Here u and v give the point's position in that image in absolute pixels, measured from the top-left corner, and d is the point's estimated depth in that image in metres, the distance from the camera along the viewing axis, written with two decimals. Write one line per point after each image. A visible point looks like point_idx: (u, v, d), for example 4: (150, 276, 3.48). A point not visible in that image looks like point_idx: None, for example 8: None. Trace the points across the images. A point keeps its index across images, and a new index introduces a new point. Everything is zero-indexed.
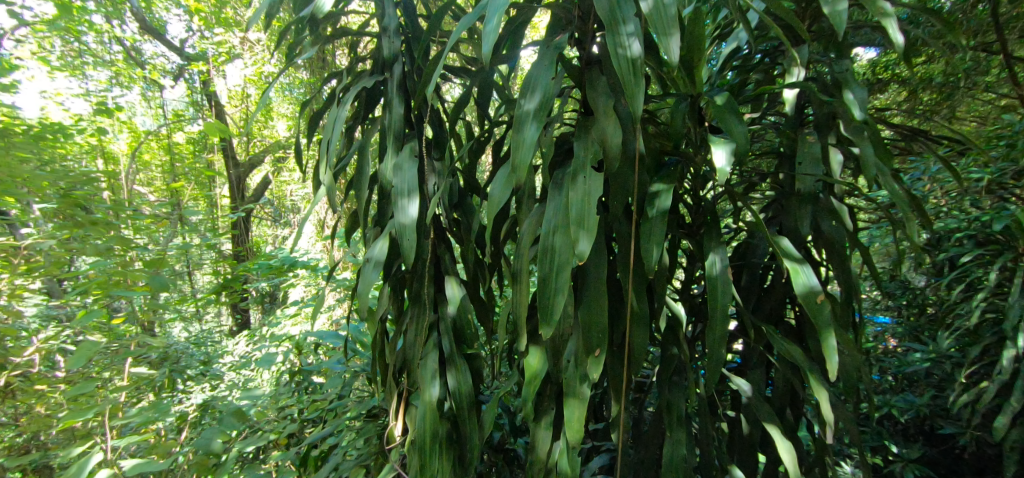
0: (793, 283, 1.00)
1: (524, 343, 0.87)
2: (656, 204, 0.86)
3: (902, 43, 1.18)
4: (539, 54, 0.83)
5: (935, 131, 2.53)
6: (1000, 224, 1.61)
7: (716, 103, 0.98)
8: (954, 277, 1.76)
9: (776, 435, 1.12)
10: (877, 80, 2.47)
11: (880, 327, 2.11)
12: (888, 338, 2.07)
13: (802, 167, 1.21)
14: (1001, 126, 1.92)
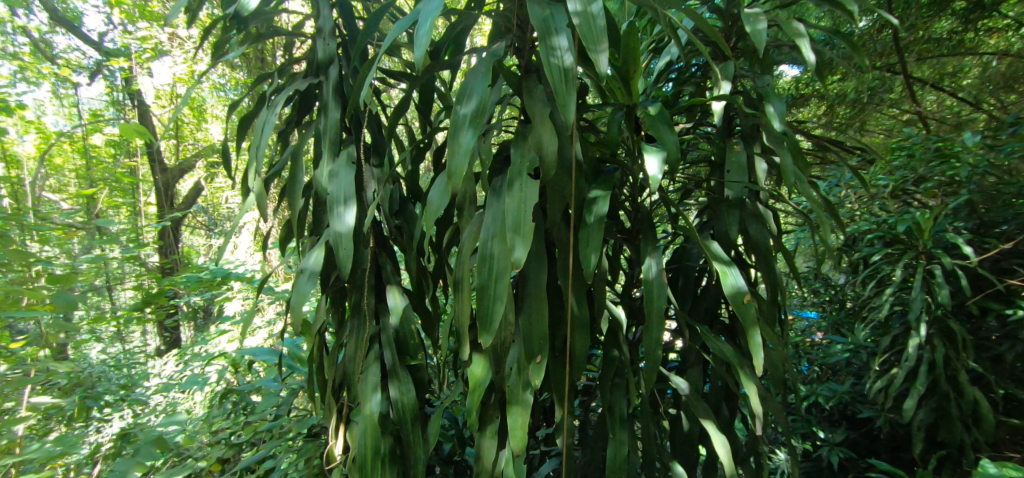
0: (723, 284, 1.05)
1: (465, 351, 0.86)
2: (594, 210, 0.88)
3: (815, 61, 1.27)
4: (475, 61, 0.83)
5: (849, 142, 2.75)
6: (905, 225, 1.77)
7: (648, 113, 1.01)
8: (869, 274, 1.90)
9: (712, 430, 1.17)
10: (798, 94, 2.66)
11: (807, 322, 2.25)
12: (814, 331, 2.22)
13: (730, 175, 1.29)
14: (905, 137, 2.11)
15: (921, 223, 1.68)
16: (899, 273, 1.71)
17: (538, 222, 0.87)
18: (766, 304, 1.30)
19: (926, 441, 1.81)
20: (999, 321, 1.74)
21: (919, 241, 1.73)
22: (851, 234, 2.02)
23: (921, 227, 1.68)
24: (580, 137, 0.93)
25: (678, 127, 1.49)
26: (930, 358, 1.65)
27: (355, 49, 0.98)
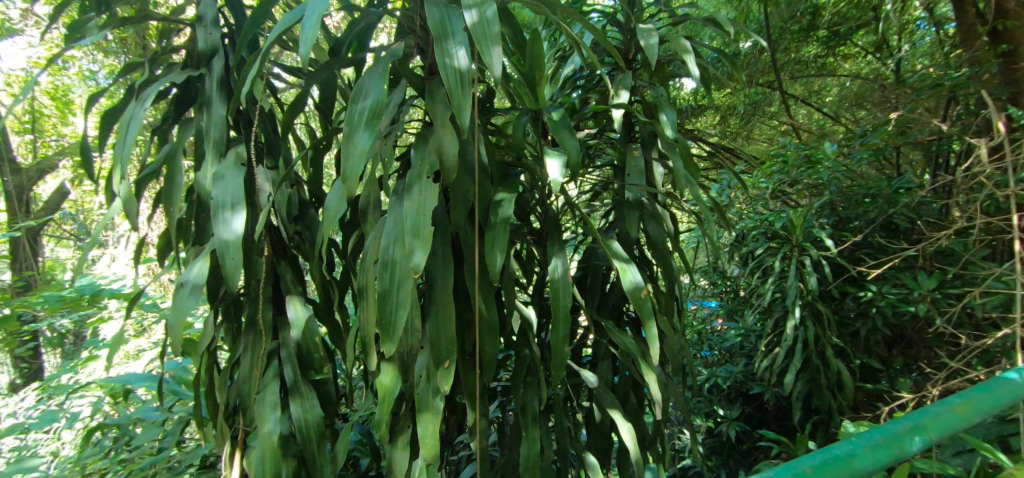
0: (622, 281, 1.10)
1: (371, 360, 0.82)
2: (499, 213, 0.89)
3: (701, 74, 1.38)
4: (373, 61, 0.80)
5: (741, 148, 3.07)
6: (781, 222, 1.99)
7: (552, 118, 1.04)
8: (755, 267, 2.09)
9: (618, 419, 1.22)
10: (695, 103, 2.84)
11: (709, 310, 2.48)
12: (714, 319, 2.42)
13: (630, 178, 1.36)
14: (781, 146, 2.36)
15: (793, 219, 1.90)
16: (777, 264, 1.91)
17: (444, 226, 0.86)
18: (664, 298, 1.39)
19: (803, 409, 2.07)
20: (854, 300, 2.05)
21: (792, 236, 1.94)
22: (740, 231, 2.22)
23: (793, 223, 1.90)
24: (485, 140, 0.93)
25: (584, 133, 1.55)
26: (802, 337, 1.87)
27: (240, 41, 0.91)
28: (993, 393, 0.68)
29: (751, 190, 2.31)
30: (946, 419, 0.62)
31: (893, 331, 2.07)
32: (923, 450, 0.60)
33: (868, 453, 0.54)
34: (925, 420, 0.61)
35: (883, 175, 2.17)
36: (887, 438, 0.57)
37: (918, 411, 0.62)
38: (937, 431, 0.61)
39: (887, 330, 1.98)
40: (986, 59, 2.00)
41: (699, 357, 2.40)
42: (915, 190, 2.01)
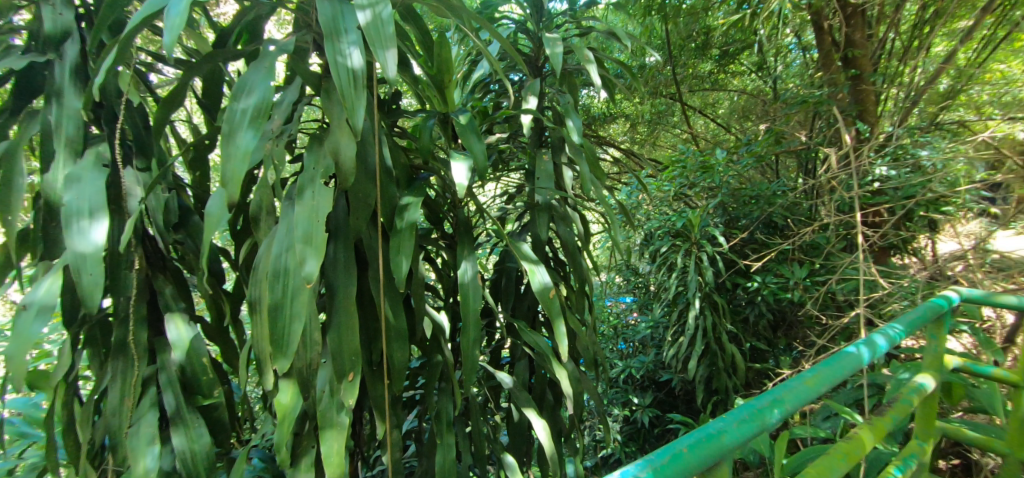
0: (531, 282, 1.11)
1: (265, 379, 0.76)
2: (405, 217, 0.86)
3: (603, 83, 1.43)
4: (258, 56, 0.75)
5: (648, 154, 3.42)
6: (682, 221, 2.22)
7: (459, 122, 1.03)
8: (661, 263, 2.34)
9: (533, 418, 1.23)
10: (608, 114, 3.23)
11: (625, 306, 2.71)
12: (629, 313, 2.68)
13: (539, 182, 1.38)
14: (680, 153, 2.54)
15: (693, 220, 2.13)
16: (679, 260, 2.16)
17: (344, 233, 0.82)
18: (575, 299, 1.43)
19: (705, 391, 2.31)
20: (744, 291, 2.31)
21: (690, 234, 2.20)
22: (647, 231, 2.42)
23: (692, 223, 2.14)
24: (387, 142, 0.90)
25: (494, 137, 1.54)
26: (703, 325, 2.16)
27: (98, 23, 0.80)
28: (834, 366, 0.79)
29: (656, 191, 2.45)
30: (799, 392, 0.71)
31: (774, 314, 2.34)
32: (780, 420, 0.67)
33: (735, 428, 0.60)
34: (783, 393, 0.69)
35: (766, 180, 2.39)
36: (752, 412, 0.63)
37: (778, 386, 0.70)
38: (793, 402, 0.69)
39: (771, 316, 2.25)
40: (839, 81, 2.37)
41: (615, 349, 2.68)
42: (791, 192, 2.25)
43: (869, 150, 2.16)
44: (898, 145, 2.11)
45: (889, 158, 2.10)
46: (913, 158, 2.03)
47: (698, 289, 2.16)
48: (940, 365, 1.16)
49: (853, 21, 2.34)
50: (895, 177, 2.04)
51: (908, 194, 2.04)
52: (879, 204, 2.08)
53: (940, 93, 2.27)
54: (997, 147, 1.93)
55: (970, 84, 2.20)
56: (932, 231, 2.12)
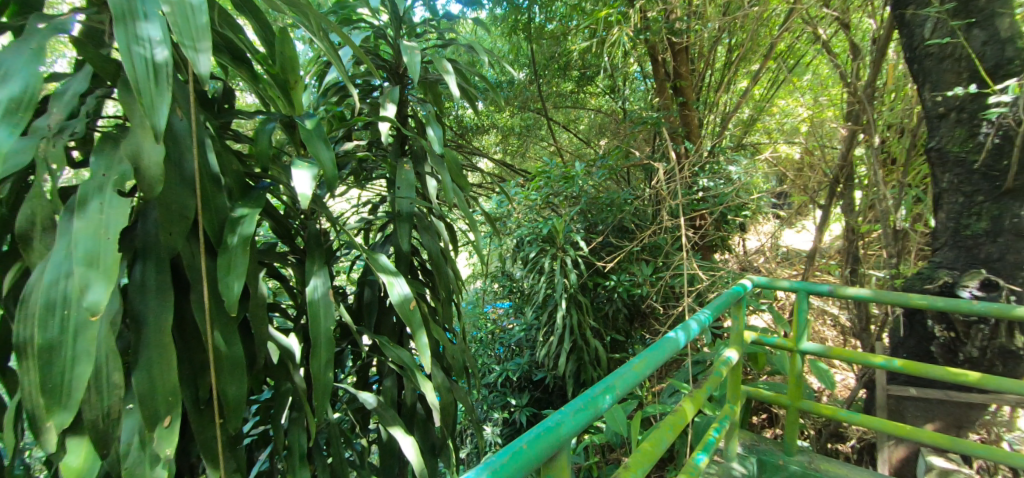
0: (390, 295, 1.05)
1: (42, 437, 0.60)
2: (238, 231, 0.75)
3: (460, 95, 1.41)
4: (24, 37, 0.62)
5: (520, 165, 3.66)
6: (547, 228, 2.36)
7: (304, 127, 0.93)
8: (531, 268, 2.45)
9: (399, 436, 1.16)
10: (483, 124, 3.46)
11: (503, 310, 2.82)
12: (505, 318, 2.78)
13: (398, 191, 1.30)
14: (544, 165, 2.68)
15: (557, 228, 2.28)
16: (546, 264, 2.30)
17: (154, 251, 0.69)
18: (442, 309, 1.40)
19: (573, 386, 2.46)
20: (603, 290, 2.49)
21: (555, 241, 2.36)
22: (518, 238, 2.54)
23: (556, 230, 2.29)
24: (213, 145, 0.78)
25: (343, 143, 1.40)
26: (570, 324, 2.32)
27: None
28: (657, 350, 0.90)
29: (524, 199, 2.57)
30: (628, 377, 0.80)
31: (629, 308, 2.54)
32: (613, 404, 0.75)
33: (571, 418, 0.66)
34: (613, 380, 0.77)
35: (619, 189, 2.58)
36: (586, 402, 0.70)
37: (610, 374, 0.78)
38: (623, 387, 0.77)
39: (626, 311, 2.46)
40: (670, 106, 2.71)
41: (494, 354, 2.75)
42: (640, 198, 2.44)
43: (692, 165, 2.47)
44: (714, 161, 2.48)
45: (710, 171, 2.48)
46: (725, 171, 2.45)
47: (564, 291, 2.31)
48: (741, 340, 1.38)
49: (679, 56, 2.70)
50: (713, 187, 2.42)
51: (722, 200, 2.38)
52: (704, 208, 2.37)
53: (744, 121, 2.74)
54: (781, 164, 2.49)
55: (762, 114, 2.67)
56: (742, 231, 2.58)
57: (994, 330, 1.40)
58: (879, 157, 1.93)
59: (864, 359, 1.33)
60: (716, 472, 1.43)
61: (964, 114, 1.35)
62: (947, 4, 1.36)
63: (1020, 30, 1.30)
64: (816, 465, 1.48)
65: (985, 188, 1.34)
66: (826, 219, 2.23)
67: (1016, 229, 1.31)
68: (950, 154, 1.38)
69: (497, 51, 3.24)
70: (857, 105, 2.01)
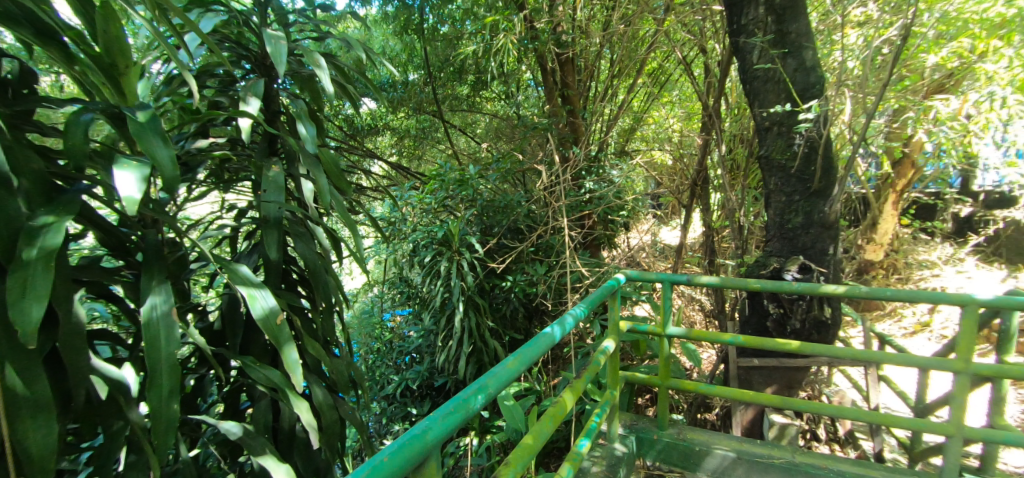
0: (251, 309, 0.96)
1: None
2: (38, 243, 0.65)
3: (334, 92, 1.30)
4: None
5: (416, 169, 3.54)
6: (442, 231, 2.32)
7: (133, 120, 0.81)
8: (428, 271, 2.39)
9: (269, 465, 1.03)
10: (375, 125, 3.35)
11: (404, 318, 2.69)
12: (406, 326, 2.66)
13: (264, 194, 1.16)
14: (439, 168, 2.63)
15: (452, 231, 2.26)
16: (442, 267, 2.26)
17: None
18: (322, 321, 1.30)
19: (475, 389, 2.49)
20: (500, 290, 2.48)
21: (451, 245, 2.31)
22: (414, 243, 2.48)
23: (452, 234, 2.27)
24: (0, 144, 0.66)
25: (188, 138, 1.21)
26: (468, 327, 2.30)
27: None
28: (534, 347, 0.95)
29: (418, 203, 2.49)
30: (501, 378, 0.82)
31: (527, 307, 2.57)
32: (486, 404, 0.77)
33: (439, 424, 0.66)
34: (487, 380, 0.78)
35: (514, 192, 2.60)
36: (456, 406, 0.71)
37: (484, 374, 0.80)
38: (496, 386, 0.80)
39: (523, 311, 2.49)
40: (559, 112, 2.78)
41: (392, 364, 2.67)
42: (534, 200, 2.46)
43: (577, 168, 2.54)
44: (598, 166, 2.59)
45: (596, 175, 2.56)
46: (608, 175, 2.53)
47: (461, 293, 2.29)
48: (616, 331, 1.49)
49: (566, 68, 2.83)
50: (597, 189, 2.50)
51: (604, 200, 2.49)
52: (589, 208, 2.46)
53: (626, 130, 2.90)
54: (656, 170, 2.73)
55: (640, 124, 2.87)
56: (625, 229, 2.69)
57: (810, 305, 1.81)
58: (726, 168, 2.39)
59: (715, 337, 1.50)
60: (601, 454, 1.54)
61: (783, 127, 1.76)
62: (768, 35, 1.73)
63: (818, 61, 1.71)
64: (683, 435, 1.62)
65: (800, 190, 1.77)
66: (689, 219, 2.57)
67: (821, 222, 1.75)
68: (775, 160, 1.78)
69: (389, 51, 3.16)
70: (706, 120, 2.38)
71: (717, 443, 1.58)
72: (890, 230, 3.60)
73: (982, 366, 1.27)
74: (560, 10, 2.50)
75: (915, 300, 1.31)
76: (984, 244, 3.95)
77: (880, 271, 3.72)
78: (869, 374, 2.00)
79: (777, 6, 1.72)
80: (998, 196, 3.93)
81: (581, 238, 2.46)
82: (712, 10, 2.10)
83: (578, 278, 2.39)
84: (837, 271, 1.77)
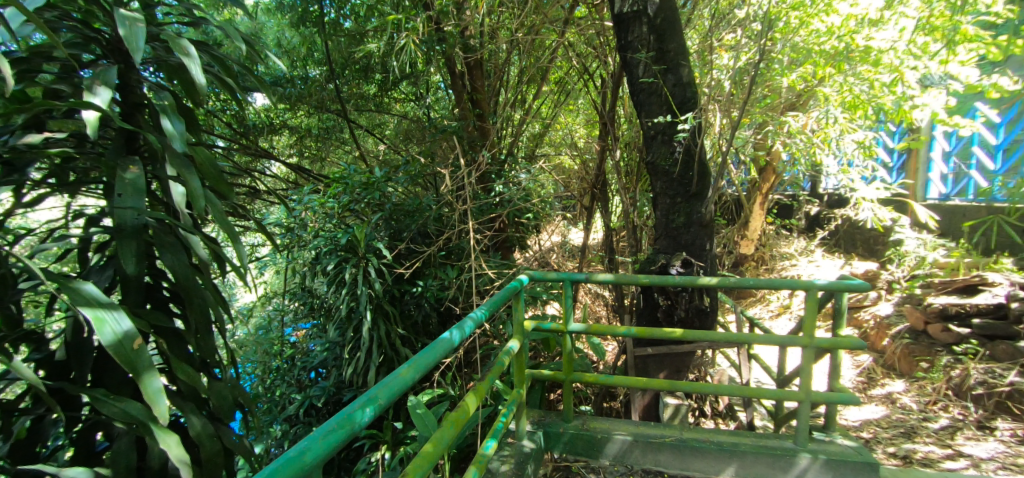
0: (98, 335, 0.83)
1: None
2: None
3: (205, 84, 1.16)
4: None
5: (318, 171, 3.31)
6: (345, 237, 2.19)
7: None
8: (333, 279, 2.24)
9: None
10: (271, 123, 3.09)
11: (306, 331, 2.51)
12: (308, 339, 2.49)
13: (120, 199, 1.00)
14: (343, 171, 2.50)
15: (357, 235, 2.14)
16: (347, 275, 2.13)
17: None
18: (194, 339, 1.16)
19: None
20: (410, 296, 2.38)
21: (357, 250, 2.20)
22: (315, 250, 2.32)
23: (358, 239, 2.15)
24: None
25: (21, 136, 1.04)
26: (377, 336, 2.19)
27: None
28: (431, 351, 0.99)
29: (320, 207, 2.34)
30: (387, 389, 0.81)
31: (438, 312, 2.49)
32: (375, 415, 0.75)
33: (319, 443, 0.62)
34: (375, 392, 0.77)
35: (425, 195, 2.52)
36: (339, 421, 0.68)
37: (371, 386, 0.79)
38: (384, 397, 0.79)
39: (436, 317, 2.43)
40: (468, 116, 2.74)
41: (294, 382, 2.46)
42: (443, 201, 2.39)
43: (485, 170, 2.54)
44: (508, 171, 2.56)
45: (506, 179, 2.54)
46: (518, 178, 2.53)
47: (368, 301, 2.18)
48: (521, 331, 1.57)
49: (474, 73, 2.78)
50: (507, 191, 2.51)
51: (518, 201, 2.49)
52: (499, 210, 2.46)
53: (536, 135, 2.93)
54: (565, 172, 2.81)
55: (548, 130, 2.92)
56: (537, 231, 2.70)
57: (692, 295, 2.04)
58: (619, 171, 2.58)
59: (611, 330, 1.57)
60: (509, 453, 1.57)
61: (665, 135, 1.96)
62: (651, 52, 1.92)
63: (692, 78, 1.95)
64: (587, 425, 1.72)
65: (680, 193, 1.98)
66: (590, 221, 2.69)
67: (700, 220, 1.99)
68: (659, 166, 1.98)
69: (283, 45, 2.97)
70: (604, 127, 2.52)
71: (617, 430, 1.69)
72: (758, 228, 4.04)
73: (822, 340, 1.52)
74: (468, 15, 2.46)
75: (774, 287, 1.45)
76: (828, 238, 4.44)
77: (752, 263, 4.21)
78: (742, 355, 2.33)
79: (658, 27, 1.91)
80: (837, 196, 4.39)
81: (490, 241, 2.46)
82: (605, 24, 2.34)
83: (489, 281, 2.37)
84: (713, 264, 2.03)
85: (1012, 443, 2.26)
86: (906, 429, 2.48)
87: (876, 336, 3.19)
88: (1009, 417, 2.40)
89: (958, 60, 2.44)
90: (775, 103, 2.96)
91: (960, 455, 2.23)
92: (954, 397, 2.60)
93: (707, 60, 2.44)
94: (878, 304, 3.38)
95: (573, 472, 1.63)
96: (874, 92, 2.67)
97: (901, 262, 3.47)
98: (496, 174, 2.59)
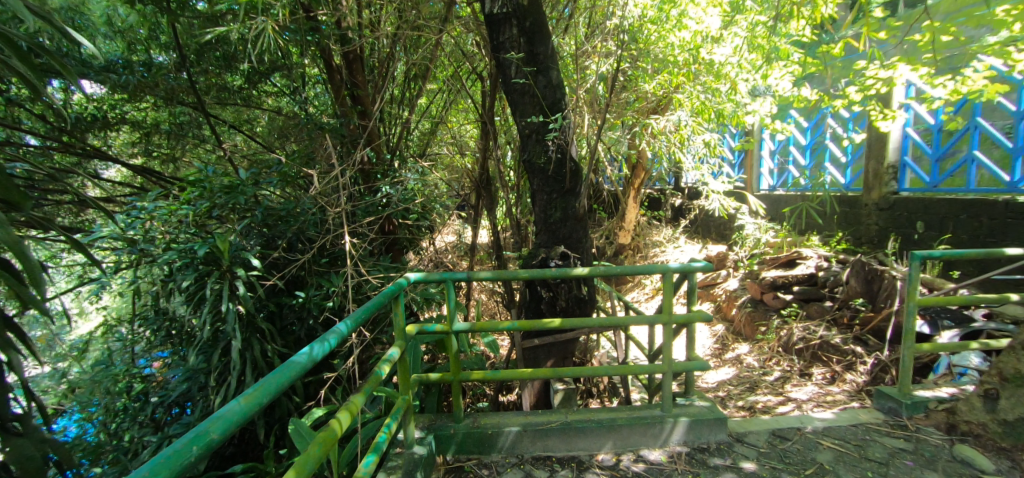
0: None
1: None
2: None
3: None
4: None
5: (173, 174, 2.84)
6: (201, 247, 1.87)
7: None
8: (189, 297, 1.91)
9: None
10: (102, 118, 2.56)
11: (163, 361, 2.14)
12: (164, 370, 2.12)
13: None
14: (200, 174, 2.15)
15: (218, 244, 1.83)
16: (207, 291, 1.82)
17: None
18: None
19: (264, 424, 2.12)
20: (290, 308, 2.12)
21: (220, 262, 1.89)
22: (167, 266, 1.95)
23: (219, 249, 1.84)
24: None
25: None
26: (248, 357, 1.90)
27: None
28: (283, 372, 0.83)
29: (170, 216, 1.97)
30: (228, 419, 0.68)
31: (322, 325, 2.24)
32: (207, 454, 0.62)
33: None
34: (207, 425, 0.64)
35: (299, 198, 2.25)
36: (152, 469, 0.56)
37: (204, 419, 0.65)
38: (220, 431, 0.66)
39: (322, 330, 2.17)
40: (350, 113, 2.45)
41: (147, 420, 2.06)
42: (320, 204, 2.15)
43: (358, 168, 2.35)
44: (393, 171, 2.40)
45: (391, 179, 2.35)
46: (402, 177, 2.37)
47: (237, 319, 1.88)
48: (403, 337, 1.43)
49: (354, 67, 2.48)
50: (394, 191, 2.32)
51: (404, 199, 2.31)
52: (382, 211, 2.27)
53: (425, 135, 2.77)
54: (458, 171, 2.69)
55: (437, 131, 2.76)
56: (430, 232, 2.54)
57: (573, 286, 2.03)
58: (494, 167, 2.55)
59: (493, 326, 1.47)
60: (398, 463, 1.41)
61: (535, 133, 1.92)
62: (521, 54, 1.87)
63: (562, 81, 1.94)
64: (477, 423, 1.62)
65: (557, 189, 1.96)
66: (477, 220, 2.60)
67: (575, 215, 1.97)
68: (535, 164, 1.93)
69: (110, 27, 2.50)
70: (484, 126, 2.46)
71: (507, 423, 1.60)
72: (633, 219, 4.25)
73: (680, 316, 1.56)
74: (343, 5, 2.25)
75: (636, 274, 1.43)
76: (690, 226, 4.83)
77: (628, 252, 4.38)
78: (618, 335, 2.38)
79: (527, 29, 1.87)
80: (694, 189, 4.79)
81: (371, 244, 2.26)
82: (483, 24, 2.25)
83: (373, 287, 2.18)
84: (591, 256, 2.02)
85: (823, 384, 2.51)
86: (750, 384, 2.72)
87: (727, 307, 3.57)
88: (821, 363, 2.64)
89: (776, 75, 2.87)
90: (640, 105, 3.12)
91: (789, 399, 2.45)
92: (783, 353, 2.88)
93: (582, 65, 2.52)
94: (728, 281, 3.75)
95: (466, 472, 1.49)
96: (717, 99, 3.02)
97: (743, 244, 3.80)
98: (382, 173, 2.44)
